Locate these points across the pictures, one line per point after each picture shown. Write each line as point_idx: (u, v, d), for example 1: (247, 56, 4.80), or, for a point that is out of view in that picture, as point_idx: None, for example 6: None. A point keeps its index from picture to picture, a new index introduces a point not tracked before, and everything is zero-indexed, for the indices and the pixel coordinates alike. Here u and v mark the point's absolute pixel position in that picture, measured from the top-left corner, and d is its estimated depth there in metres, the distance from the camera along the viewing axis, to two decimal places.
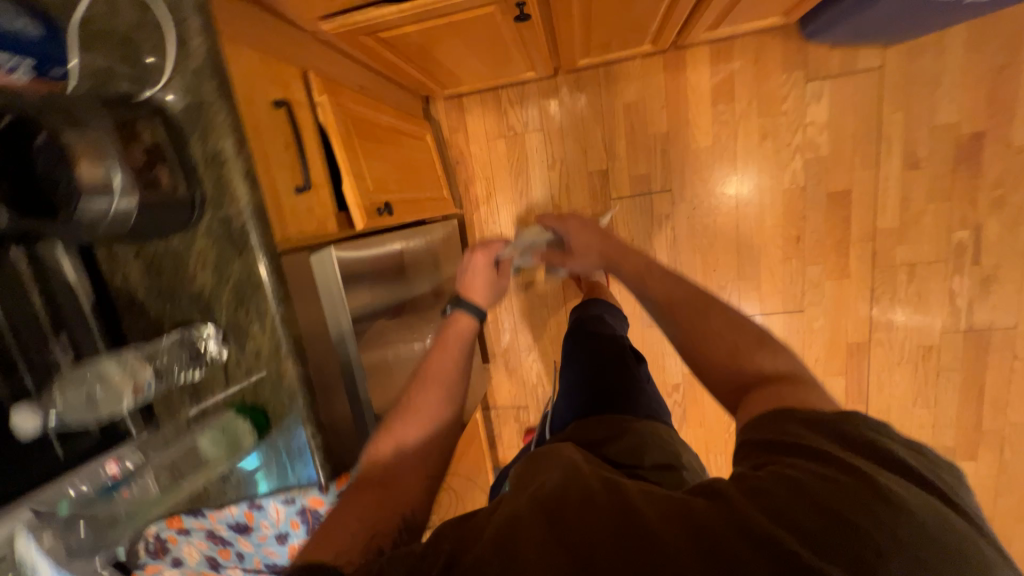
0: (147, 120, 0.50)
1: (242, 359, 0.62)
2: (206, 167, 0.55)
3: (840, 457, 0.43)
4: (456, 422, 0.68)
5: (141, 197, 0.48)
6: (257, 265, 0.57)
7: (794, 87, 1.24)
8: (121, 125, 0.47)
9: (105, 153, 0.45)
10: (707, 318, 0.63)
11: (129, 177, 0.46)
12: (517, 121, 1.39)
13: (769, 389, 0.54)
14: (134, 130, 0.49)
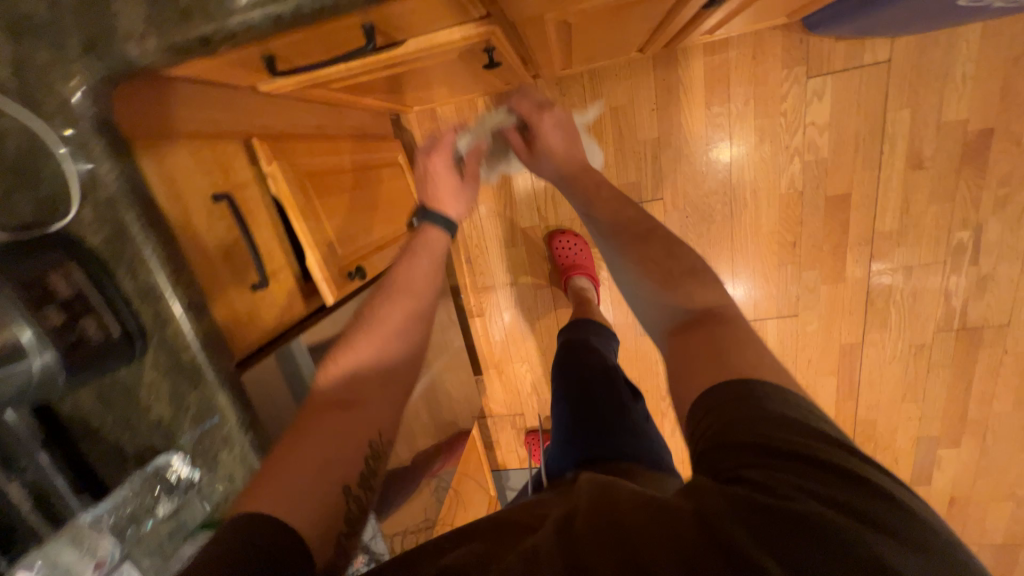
0: (58, 268, 0.42)
1: (217, 484, 0.57)
2: (140, 302, 0.48)
3: (802, 439, 0.41)
4: (421, 343, 0.66)
5: (60, 353, 0.41)
6: (216, 397, 0.53)
7: (794, 84, 1.15)
8: (26, 283, 0.40)
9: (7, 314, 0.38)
10: (647, 244, 0.68)
11: (41, 334, 0.40)
12: None
13: (705, 317, 0.57)
14: (45, 284, 0.41)
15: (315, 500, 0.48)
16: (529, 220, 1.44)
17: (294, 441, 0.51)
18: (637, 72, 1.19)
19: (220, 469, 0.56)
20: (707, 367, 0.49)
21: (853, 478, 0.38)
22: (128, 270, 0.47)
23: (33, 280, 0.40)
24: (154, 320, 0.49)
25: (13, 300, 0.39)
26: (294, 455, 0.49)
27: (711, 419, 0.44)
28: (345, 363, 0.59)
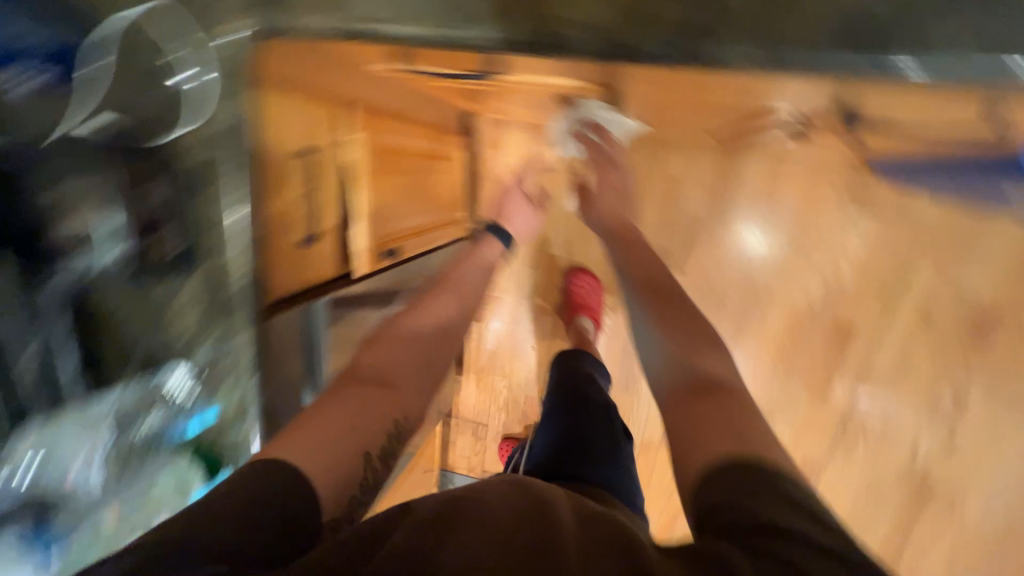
0: (155, 178, 0.67)
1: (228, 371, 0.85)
2: (208, 236, 0.75)
3: (799, 508, 0.46)
4: (447, 351, 0.76)
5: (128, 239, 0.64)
6: (240, 313, 0.82)
7: (839, 210, 1.23)
8: (131, 188, 0.64)
9: (104, 206, 0.61)
10: (672, 309, 0.74)
11: (124, 223, 0.63)
12: (552, 156, 1.33)
13: (723, 387, 0.61)
14: (144, 192, 0.65)
15: (338, 459, 0.54)
16: (554, 248, 1.47)
17: (323, 413, 0.58)
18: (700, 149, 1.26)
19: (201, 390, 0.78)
20: (720, 431, 0.55)
21: (838, 556, 0.42)
22: (229, 209, 0.76)
23: (127, 190, 0.63)
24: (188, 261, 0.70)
25: (115, 198, 0.62)
26: (326, 420, 0.57)
27: (714, 493, 0.49)
28: (380, 353, 0.69)
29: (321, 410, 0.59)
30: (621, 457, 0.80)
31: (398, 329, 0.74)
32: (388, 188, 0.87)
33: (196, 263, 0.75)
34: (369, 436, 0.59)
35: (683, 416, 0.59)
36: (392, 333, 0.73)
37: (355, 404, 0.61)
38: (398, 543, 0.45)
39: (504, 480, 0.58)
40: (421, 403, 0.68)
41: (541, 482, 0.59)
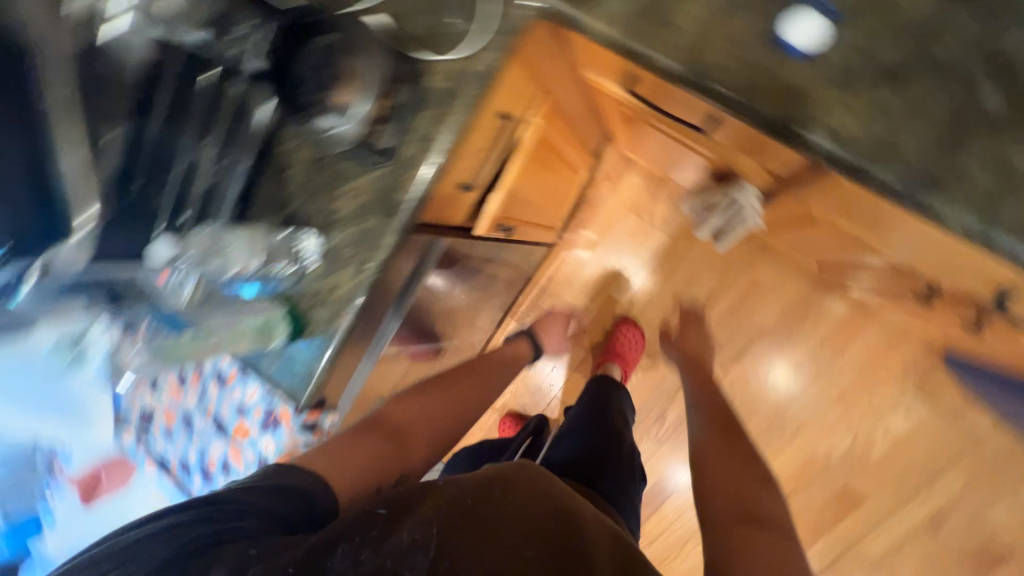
0: (405, 86, 0.58)
1: (324, 277, 0.68)
2: (412, 140, 0.60)
3: None
4: (463, 424, 0.87)
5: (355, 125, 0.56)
6: (388, 230, 0.64)
7: (897, 387, 1.25)
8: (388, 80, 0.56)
9: (365, 86, 0.54)
10: (738, 446, 0.89)
11: (363, 112, 0.55)
12: (660, 215, 1.43)
13: (768, 522, 0.73)
14: (392, 90, 0.57)
15: (358, 486, 0.65)
16: (617, 295, 1.51)
17: (350, 443, 0.70)
18: (794, 272, 1.32)
19: (313, 323, 0.69)
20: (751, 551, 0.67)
21: None
22: (428, 118, 0.59)
23: (350, 48, 0.53)
24: (384, 214, 0.63)
25: (371, 79, 0.54)
26: (350, 448, 0.69)
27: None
28: (405, 406, 0.82)
29: (346, 440, 0.71)
30: (633, 488, 0.84)
31: (423, 391, 0.86)
32: (535, 180, 0.95)
33: (388, 154, 0.61)
34: (385, 474, 0.70)
35: (732, 535, 0.71)
36: (419, 394, 0.85)
37: (375, 447, 0.72)
38: (419, 531, 0.53)
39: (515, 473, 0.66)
40: (426, 462, 0.78)
41: (570, 493, 0.69)
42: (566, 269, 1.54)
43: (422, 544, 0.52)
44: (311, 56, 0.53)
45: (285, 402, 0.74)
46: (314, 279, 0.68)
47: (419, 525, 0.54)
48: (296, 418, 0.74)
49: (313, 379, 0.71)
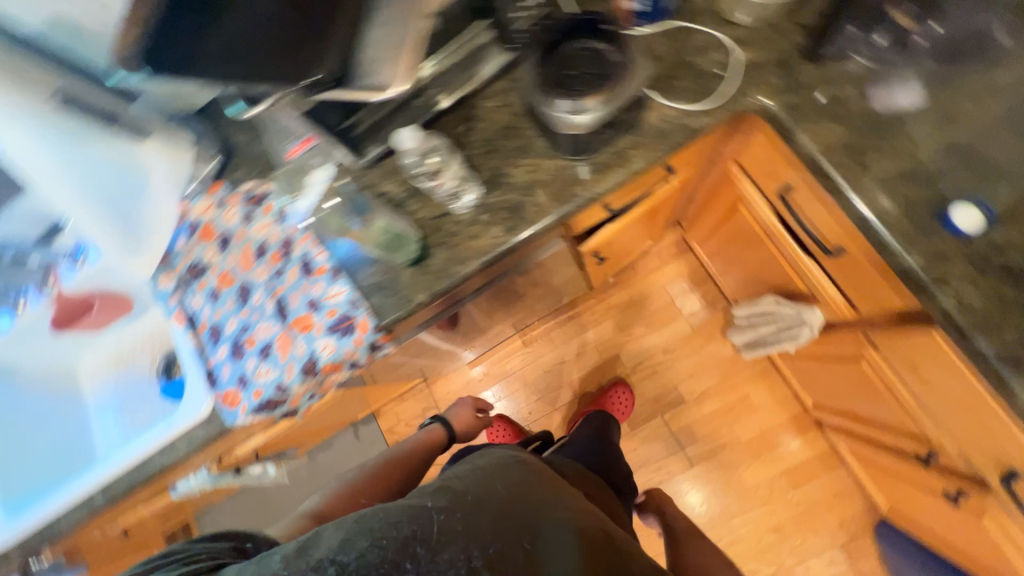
0: (629, 111, 0.65)
1: (465, 223, 0.72)
2: (608, 154, 0.68)
3: None
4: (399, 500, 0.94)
5: (579, 126, 0.63)
6: (549, 211, 0.70)
7: (829, 538, 1.39)
8: (625, 104, 0.63)
9: (605, 99, 0.61)
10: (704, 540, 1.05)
11: (590, 119, 0.62)
12: (689, 307, 1.58)
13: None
14: (621, 113, 0.65)
15: None
16: (625, 357, 1.61)
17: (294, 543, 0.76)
18: (780, 404, 1.48)
19: (434, 258, 0.73)
20: None
21: None
22: (631, 145, 0.68)
23: (615, 66, 0.62)
24: (552, 198, 0.70)
25: (615, 99, 0.62)
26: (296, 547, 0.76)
27: None
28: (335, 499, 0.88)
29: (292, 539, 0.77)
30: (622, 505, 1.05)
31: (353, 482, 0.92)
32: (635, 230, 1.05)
33: (581, 155, 0.69)
34: None
35: None
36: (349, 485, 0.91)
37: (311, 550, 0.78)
38: (400, 515, 0.64)
39: (477, 468, 0.79)
40: None
41: (550, 478, 0.82)
42: (589, 317, 1.64)
43: (403, 524, 0.63)
44: (579, 58, 0.62)
45: (368, 314, 0.74)
46: (456, 220, 0.73)
47: (399, 511, 0.65)
48: (368, 333, 0.75)
49: (409, 306, 0.73)
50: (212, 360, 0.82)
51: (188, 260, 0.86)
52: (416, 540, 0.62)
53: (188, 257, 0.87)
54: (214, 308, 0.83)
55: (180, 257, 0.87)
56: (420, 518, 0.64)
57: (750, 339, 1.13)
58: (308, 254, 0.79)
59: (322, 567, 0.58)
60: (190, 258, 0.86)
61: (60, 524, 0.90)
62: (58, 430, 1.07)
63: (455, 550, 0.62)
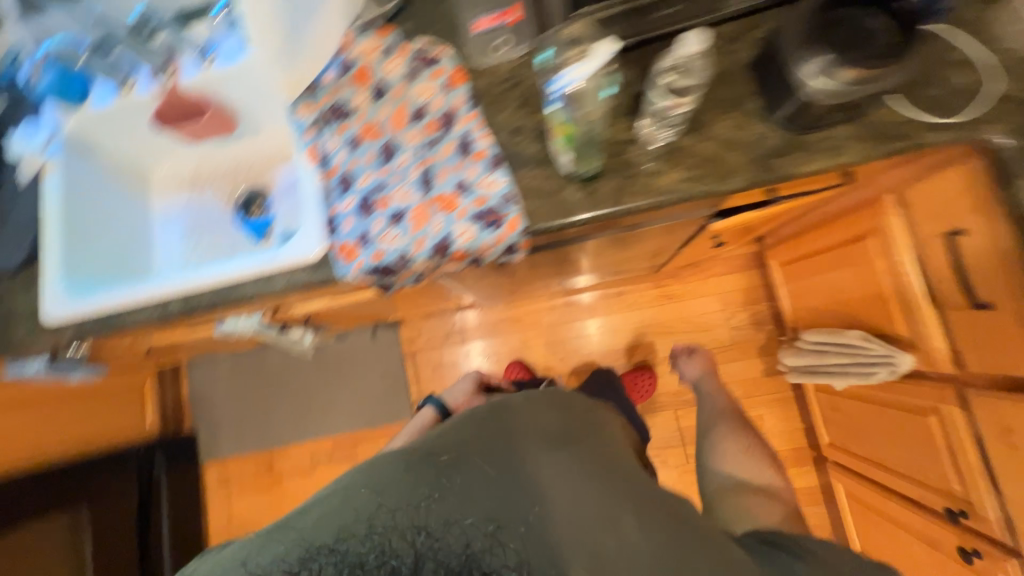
0: (868, 100, 0.64)
1: (651, 157, 0.70)
2: (821, 137, 0.67)
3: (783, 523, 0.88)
4: None
5: (811, 88, 0.60)
6: (740, 173, 0.68)
7: None
8: (877, 91, 0.61)
9: (856, 71, 0.57)
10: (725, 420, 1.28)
11: (827, 84, 0.59)
12: (735, 321, 1.60)
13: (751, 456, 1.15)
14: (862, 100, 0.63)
15: None
16: (658, 346, 1.65)
17: None
18: (788, 435, 1.53)
19: (606, 181, 0.71)
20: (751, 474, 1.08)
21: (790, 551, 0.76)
22: (847, 136, 0.67)
23: (889, 43, 0.57)
24: (749, 159, 0.68)
25: (866, 77, 0.57)
26: None
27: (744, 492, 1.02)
28: None
29: None
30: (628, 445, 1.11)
31: None
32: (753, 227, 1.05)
33: (797, 129, 0.67)
34: None
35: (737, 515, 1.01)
36: None
37: None
38: (397, 500, 0.65)
39: (464, 432, 0.78)
40: None
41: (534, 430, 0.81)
42: (637, 300, 1.66)
43: (403, 509, 0.64)
44: (859, 22, 0.58)
45: (519, 213, 0.73)
46: (643, 151, 0.70)
47: (397, 495, 0.65)
48: (513, 233, 0.73)
49: (563, 220, 0.71)
50: (336, 208, 0.79)
51: (333, 100, 0.82)
52: (417, 523, 0.62)
53: (335, 97, 0.82)
54: (351, 158, 0.80)
55: (326, 95, 0.82)
56: (418, 502, 0.65)
57: (802, 363, 1.19)
58: (470, 134, 0.76)
59: (321, 555, 0.60)
60: (337, 98, 0.81)
61: (120, 320, 0.86)
62: (122, 227, 1.01)
63: (458, 530, 0.62)
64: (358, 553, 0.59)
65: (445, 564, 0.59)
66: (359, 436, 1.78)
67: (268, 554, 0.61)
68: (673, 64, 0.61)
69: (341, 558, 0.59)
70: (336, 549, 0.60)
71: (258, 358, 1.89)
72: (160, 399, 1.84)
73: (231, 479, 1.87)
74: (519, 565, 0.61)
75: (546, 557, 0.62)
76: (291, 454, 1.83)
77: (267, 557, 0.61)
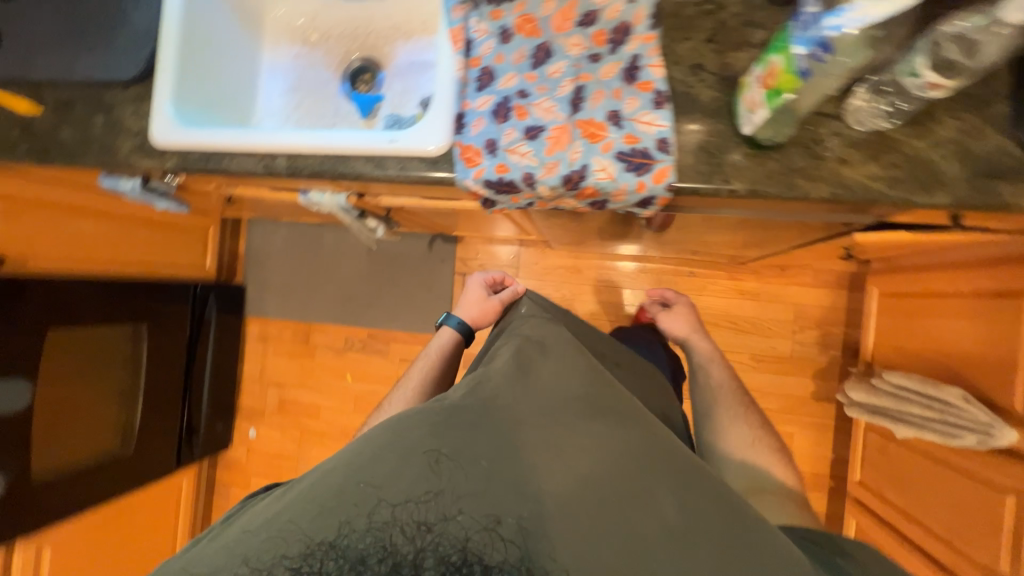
0: None
1: (848, 141, 0.61)
2: None
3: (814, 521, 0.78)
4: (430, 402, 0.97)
5: None
6: (949, 190, 0.58)
7: None
8: None
9: None
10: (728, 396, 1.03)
11: None
12: (801, 336, 1.51)
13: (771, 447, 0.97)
14: None
15: None
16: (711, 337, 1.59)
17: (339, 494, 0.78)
18: (813, 461, 1.49)
19: (784, 155, 0.62)
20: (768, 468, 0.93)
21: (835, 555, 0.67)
22: None
23: None
24: (964, 177, 0.58)
25: None
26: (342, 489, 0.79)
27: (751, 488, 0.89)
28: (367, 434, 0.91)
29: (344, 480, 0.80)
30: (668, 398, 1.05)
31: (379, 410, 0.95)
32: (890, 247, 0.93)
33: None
34: None
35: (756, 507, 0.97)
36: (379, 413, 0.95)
37: None
38: (396, 491, 0.55)
39: (464, 406, 0.66)
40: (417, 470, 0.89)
41: (547, 404, 0.69)
42: (705, 284, 1.57)
43: (403, 503, 0.54)
44: None
45: (669, 162, 0.64)
46: (841, 132, 0.60)
47: (396, 485, 0.56)
48: (656, 185, 0.65)
49: (719, 185, 0.63)
50: (468, 104, 0.72)
51: None
52: (418, 519, 0.54)
53: None
54: (499, 51, 0.71)
55: None
56: (418, 495, 0.55)
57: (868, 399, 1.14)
58: (644, 57, 0.66)
59: (320, 554, 0.50)
60: None
61: (219, 163, 0.84)
62: (229, 65, 0.96)
63: (458, 525, 0.54)
64: (359, 550, 0.51)
65: (445, 559, 0.51)
66: (392, 333, 1.83)
67: (261, 548, 0.51)
68: (959, 31, 0.48)
69: (340, 555, 0.51)
70: (338, 545, 0.51)
71: (316, 234, 1.91)
72: (219, 245, 1.92)
73: (269, 337, 1.99)
74: (524, 565, 0.53)
75: (550, 553, 0.53)
76: (327, 332, 1.92)
77: (263, 540, 0.52)
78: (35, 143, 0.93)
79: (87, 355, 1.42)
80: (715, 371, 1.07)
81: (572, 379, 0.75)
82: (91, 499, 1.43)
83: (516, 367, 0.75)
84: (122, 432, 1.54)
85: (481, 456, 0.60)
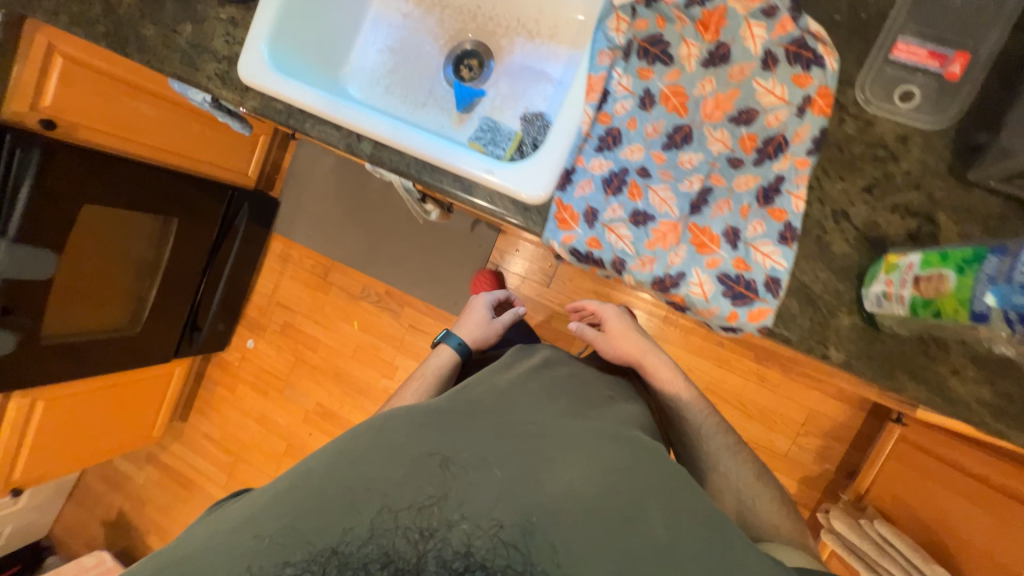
0: None
1: (970, 358, 0.56)
2: None
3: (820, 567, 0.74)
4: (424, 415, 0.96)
5: None
6: None
7: None
8: None
9: None
10: (706, 417, 0.96)
11: None
12: (803, 440, 1.50)
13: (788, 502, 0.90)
14: None
15: None
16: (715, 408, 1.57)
17: None
18: None
19: (899, 339, 0.57)
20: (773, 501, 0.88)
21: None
22: None
23: None
24: None
25: None
26: None
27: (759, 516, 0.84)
28: None
29: None
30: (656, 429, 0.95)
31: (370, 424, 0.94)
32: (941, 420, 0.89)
33: None
34: None
35: None
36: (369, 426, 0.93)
37: None
38: (398, 497, 0.57)
39: (453, 406, 0.67)
40: None
41: (549, 420, 0.68)
42: (730, 358, 1.53)
43: (406, 508, 0.57)
44: None
45: (769, 305, 0.59)
46: (967, 346, 0.56)
47: (397, 490, 0.57)
48: (747, 324, 0.60)
49: (815, 352, 0.59)
50: (580, 161, 0.65)
51: (647, 30, 0.63)
52: (419, 524, 0.56)
53: (647, 29, 0.63)
54: (634, 115, 0.63)
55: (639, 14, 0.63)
56: (421, 500, 0.57)
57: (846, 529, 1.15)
58: (786, 181, 0.59)
59: (325, 560, 0.53)
60: (649, 36, 0.63)
61: (302, 127, 0.78)
62: (333, 10, 0.88)
63: (461, 531, 0.56)
64: (361, 558, 0.54)
65: (446, 564, 0.54)
66: (409, 296, 1.82)
67: (264, 551, 0.53)
68: None
69: (344, 561, 0.54)
70: (341, 552, 0.54)
71: (362, 175, 1.86)
72: (264, 154, 1.86)
73: (289, 260, 1.98)
74: (525, 569, 0.55)
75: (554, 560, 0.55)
76: (347, 273, 1.91)
77: (266, 538, 0.54)
78: (115, 28, 0.86)
79: (114, 235, 1.41)
80: (682, 394, 1.00)
81: (561, 391, 0.75)
82: (89, 369, 1.47)
83: (519, 383, 0.75)
84: (132, 313, 1.56)
85: (488, 466, 0.60)
